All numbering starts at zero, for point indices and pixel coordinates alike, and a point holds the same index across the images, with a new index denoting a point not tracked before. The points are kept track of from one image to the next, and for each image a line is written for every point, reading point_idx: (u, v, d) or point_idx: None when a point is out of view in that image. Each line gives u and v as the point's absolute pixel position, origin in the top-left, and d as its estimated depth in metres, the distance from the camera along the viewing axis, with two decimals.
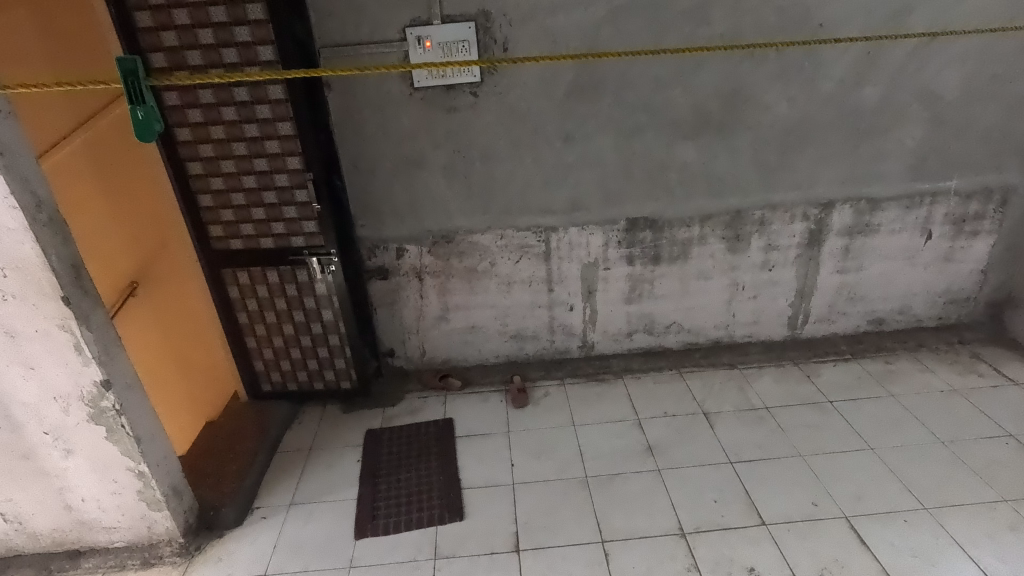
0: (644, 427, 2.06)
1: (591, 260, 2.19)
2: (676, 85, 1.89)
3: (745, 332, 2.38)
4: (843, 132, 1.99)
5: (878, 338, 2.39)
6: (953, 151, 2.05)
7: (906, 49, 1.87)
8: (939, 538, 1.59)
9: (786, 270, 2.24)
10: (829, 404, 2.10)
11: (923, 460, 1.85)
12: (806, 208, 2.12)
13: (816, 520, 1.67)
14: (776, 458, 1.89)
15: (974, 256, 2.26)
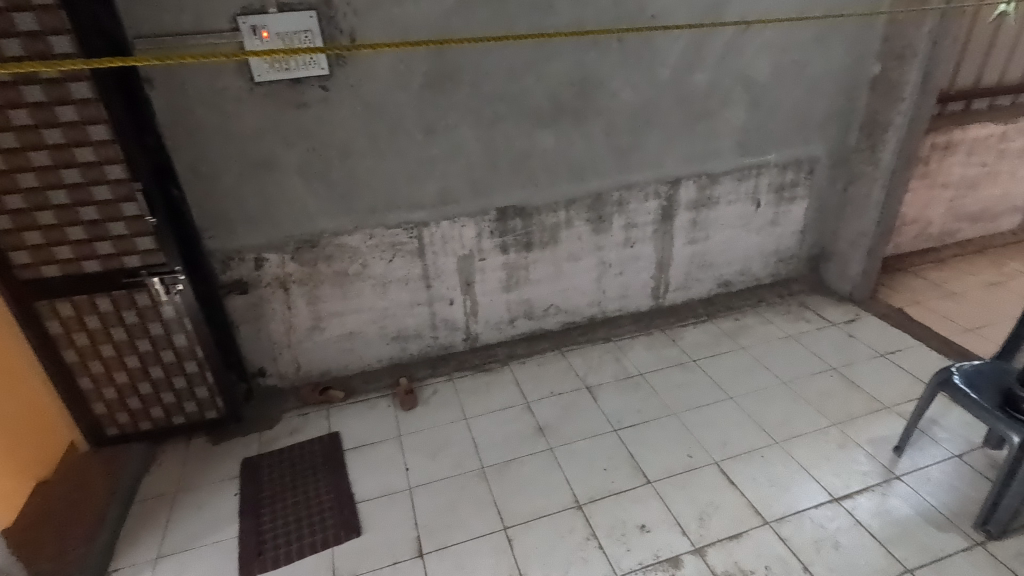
0: (534, 410, 2.12)
1: (466, 252, 2.18)
2: (530, 74, 1.93)
3: (615, 306, 2.53)
4: (681, 115, 2.18)
5: (727, 298, 2.68)
6: (770, 128, 2.34)
7: (726, 38, 2.09)
8: (789, 466, 1.83)
9: (646, 245, 2.42)
10: (692, 363, 2.32)
11: (771, 400, 2.11)
12: (657, 186, 2.29)
13: (692, 470, 1.84)
14: (653, 419, 2.04)
15: (794, 219, 2.61)
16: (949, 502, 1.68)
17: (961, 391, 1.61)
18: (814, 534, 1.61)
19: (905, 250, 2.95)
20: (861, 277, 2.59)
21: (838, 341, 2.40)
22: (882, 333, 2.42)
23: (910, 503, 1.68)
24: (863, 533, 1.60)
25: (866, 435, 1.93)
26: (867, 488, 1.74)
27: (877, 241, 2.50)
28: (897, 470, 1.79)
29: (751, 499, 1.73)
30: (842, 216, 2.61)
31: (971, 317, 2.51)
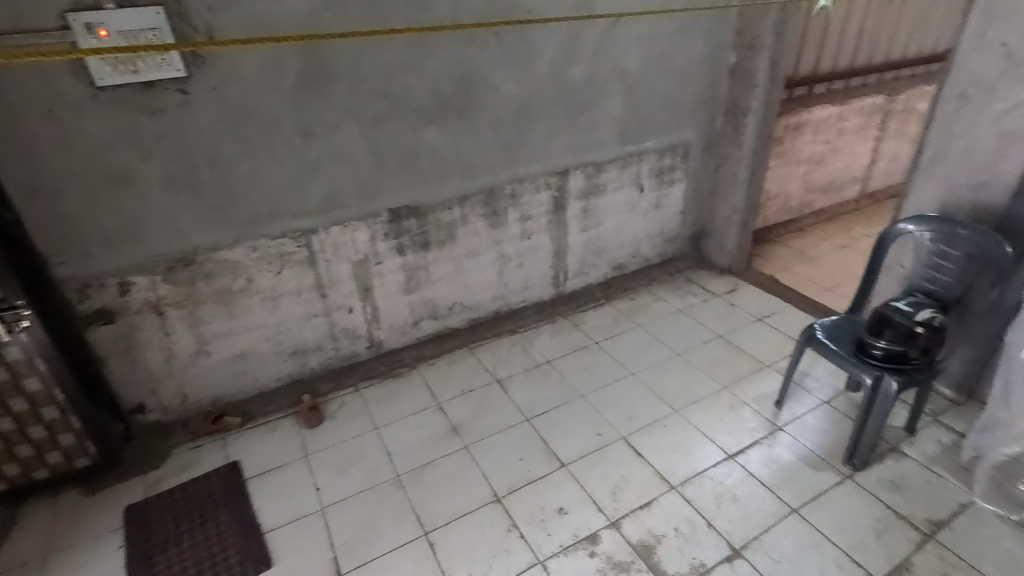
0: (446, 410, 2.10)
1: (361, 257, 2.11)
2: (410, 70, 1.89)
3: (519, 298, 2.57)
4: (563, 106, 2.24)
5: (622, 280, 2.82)
6: (646, 116, 2.47)
7: (599, 31, 2.17)
8: (689, 432, 1.96)
9: (542, 236, 2.47)
10: (595, 345, 2.41)
11: (668, 372, 2.25)
12: (547, 178, 2.35)
13: (603, 448, 1.91)
14: (563, 404, 2.10)
15: (675, 200, 2.78)
16: (822, 444, 1.89)
17: (824, 344, 1.81)
18: (714, 491, 1.74)
19: (771, 223, 3.26)
20: (736, 250, 2.83)
21: (722, 310, 2.60)
22: (758, 299, 2.66)
23: (792, 450, 1.87)
24: (755, 483, 1.76)
25: (751, 393, 2.12)
26: (755, 441, 1.91)
27: (747, 216, 2.74)
28: (779, 421, 1.98)
29: (657, 467, 1.83)
30: (716, 195, 2.83)
31: (828, 278, 2.83)
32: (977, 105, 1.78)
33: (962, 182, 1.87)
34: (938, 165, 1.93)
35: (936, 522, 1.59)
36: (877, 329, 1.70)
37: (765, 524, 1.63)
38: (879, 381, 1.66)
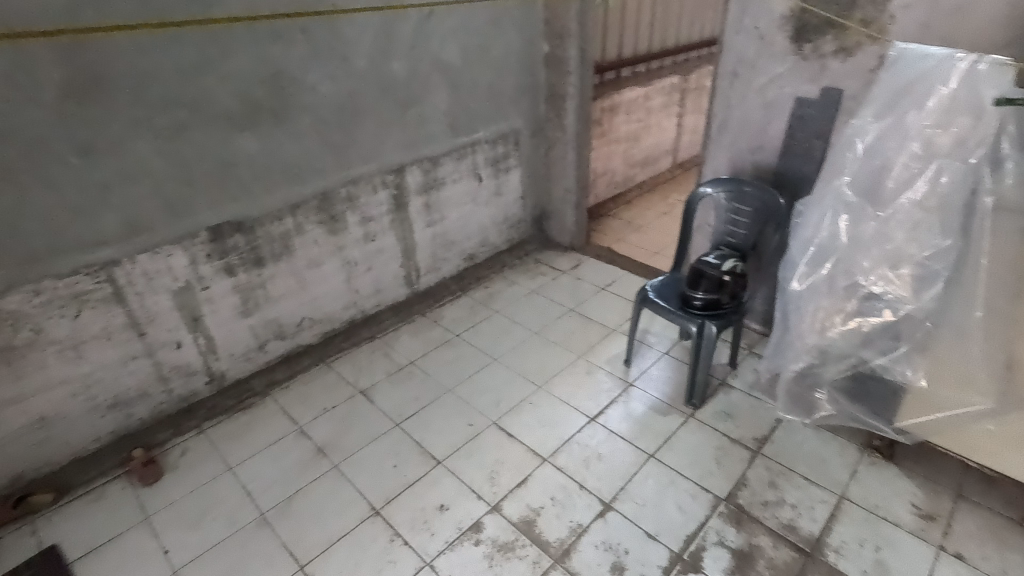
0: (309, 433, 1.97)
1: (182, 284, 1.88)
2: (206, 72, 1.71)
3: (373, 303, 2.49)
4: (388, 102, 2.19)
5: (475, 270, 2.87)
6: (473, 107, 2.52)
7: (412, 24, 2.15)
8: (553, 404, 2.06)
9: (387, 236, 2.41)
10: (457, 338, 2.43)
11: (528, 352, 2.34)
12: (383, 176, 2.29)
13: (476, 437, 1.94)
14: (431, 402, 2.09)
15: (514, 187, 2.88)
16: (667, 391, 2.10)
17: (656, 302, 2.01)
18: (583, 454, 1.85)
19: (602, 198, 3.53)
20: (575, 228, 3.02)
21: (570, 285, 2.77)
22: (600, 270, 2.87)
23: (643, 402, 2.06)
24: (616, 439, 1.90)
25: (604, 357, 2.29)
26: (612, 401, 2.07)
27: (580, 195, 2.94)
28: (630, 379, 2.17)
29: (529, 443, 1.90)
30: (550, 178, 2.98)
31: (655, 242, 3.15)
32: (746, 80, 2.08)
33: (744, 147, 2.18)
34: (724, 134, 2.22)
35: (760, 439, 1.86)
36: (694, 282, 1.92)
37: (629, 473, 1.77)
38: (702, 327, 1.89)
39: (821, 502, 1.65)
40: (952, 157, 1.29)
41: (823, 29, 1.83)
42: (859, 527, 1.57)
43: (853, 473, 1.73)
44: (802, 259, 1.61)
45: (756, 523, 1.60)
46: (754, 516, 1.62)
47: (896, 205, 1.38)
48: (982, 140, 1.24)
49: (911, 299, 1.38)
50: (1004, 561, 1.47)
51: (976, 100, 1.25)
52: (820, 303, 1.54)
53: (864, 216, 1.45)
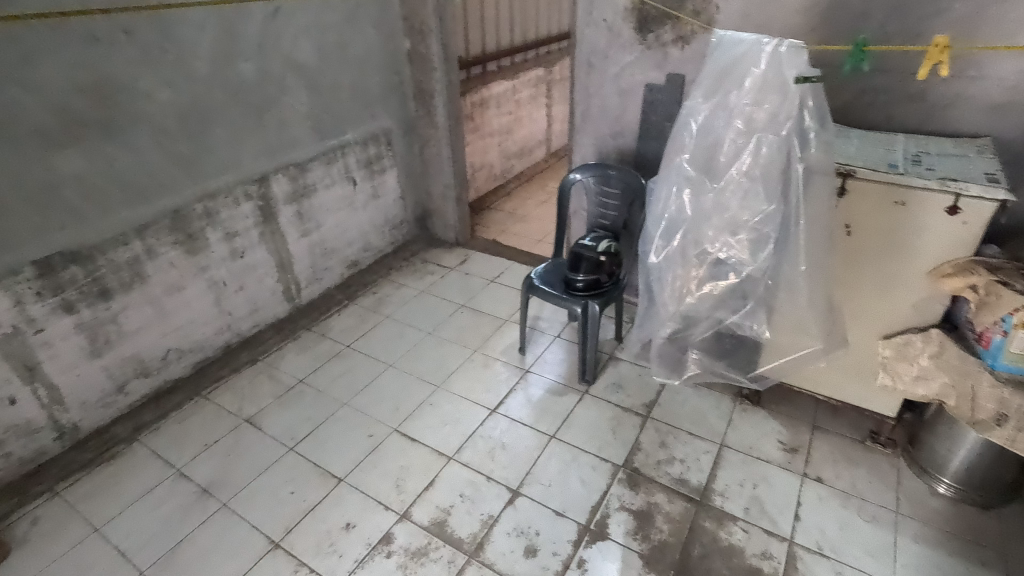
0: (189, 474, 1.80)
1: (7, 331, 1.62)
2: (7, 82, 1.48)
3: (250, 324, 2.32)
4: (240, 107, 2.03)
5: (361, 276, 2.78)
6: (337, 108, 2.41)
7: (258, 22, 2.01)
8: (454, 402, 2.06)
9: (258, 251, 2.25)
10: (348, 349, 2.34)
11: (424, 353, 2.31)
12: (244, 188, 2.13)
13: (377, 447, 1.88)
14: (326, 419, 1.99)
15: (391, 187, 2.82)
16: (561, 373, 2.18)
17: (542, 288, 2.07)
18: (487, 446, 1.87)
19: (484, 192, 3.57)
20: (459, 224, 3.03)
21: (459, 282, 2.77)
22: (487, 263, 2.91)
23: (540, 386, 2.12)
24: (518, 426, 1.94)
25: (499, 348, 2.32)
26: (511, 389, 2.10)
27: (459, 190, 2.95)
28: (526, 365, 2.22)
29: (433, 444, 1.88)
30: (427, 176, 2.95)
31: (538, 230, 3.24)
32: (600, 69, 2.19)
33: (606, 133, 2.31)
34: (587, 122, 2.33)
35: (649, 404, 2.00)
36: (575, 265, 2.00)
37: (533, 457, 1.82)
38: (586, 307, 1.97)
39: (706, 452, 1.81)
40: (769, 130, 1.19)
41: (661, 19, 1.98)
42: (738, 470, 1.74)
43: (729, 422, 1.91)
44: (652, 233, 1.40)
45: (652, 483, 1.72)
46: (649, 477, 1.74)
47: (728, 176, 1.25)
48: (791, 111, 1.17)
49: (752, 261, 1.27)
50: (852, 476, 1.71)
51: (783, 74, 1.16)
52: (673, 275, 1.37)
53: (701, 187, 1.29)
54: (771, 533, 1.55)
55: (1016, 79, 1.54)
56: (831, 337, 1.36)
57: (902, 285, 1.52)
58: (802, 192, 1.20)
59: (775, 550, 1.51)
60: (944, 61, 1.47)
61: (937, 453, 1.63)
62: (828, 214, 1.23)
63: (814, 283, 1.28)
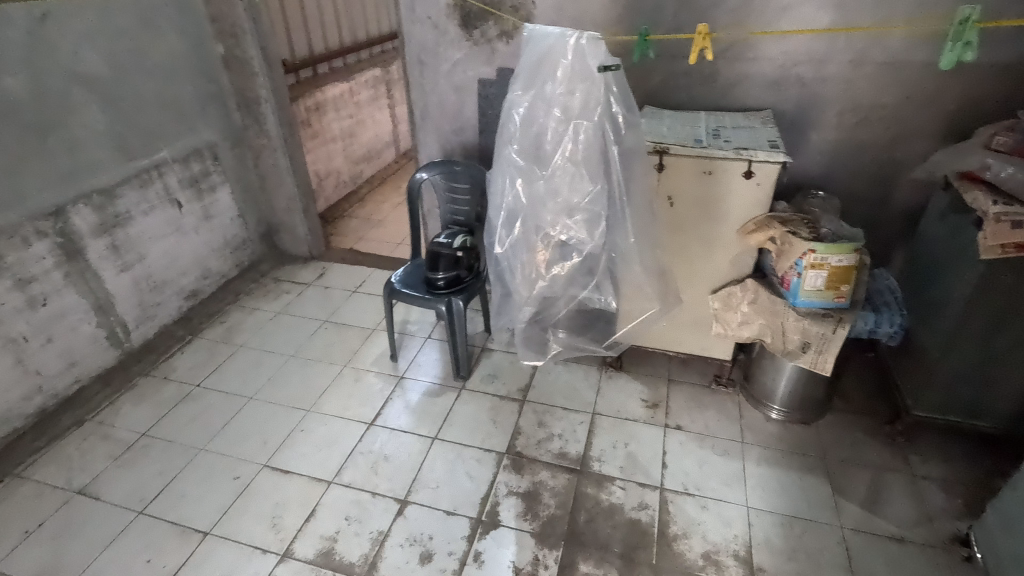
0: (9, 571, 1.51)
1: None
2: None
3: (70, 380, 2.00)
4: (13, 131, 1.72)
5: (203, 307, 2.52)
6: (145, 124, 2.15)
7: (21, 28, 1.70)
8: (328, 423, 1.95)
9: (66, 295, 1.94)
10: (199, 389, 2.11)
11: (287, 378, 2.16)
12: (35, 224, 1.81)
13: (246, 488, 1.73)
14: (181, 470, 1.79)
15: (226, 206, 2.58)
16: (437, 373, 2.17)
17: (404, 291, 2.04)
18: (369, 461, 1.80)
19: (334, 200, 3.42)
20: (310, 236, 2.87)
21: (319, 297, 2.63)
22: (347, 274, 2.79)
23: (416, 390, 2.08)
24: (399, 435, 1.90)
25: (369, 359, 2.24)
26: (387, 399, 2.05)
27: (305, 201, 2.79)
28: (400, 372, 2.17)
29: (310, 472, 1.77)
30: (266, 189, 2.74)
31: (396, 234, 3.18)
32: (432, 67, 2.19)
33: (448, 130, 2.32)
34: (427, 120, 2.32)
35: (524, 389, 2.07)
36: (433, 264, 1.99)
37: (418, 462, 1.79)
38: (450, 304, 1.98)
39: (581, 423, 1.91)
40: (584, 117, 1.27)
41: (484, 16, 2.03)
42: (610, 433, 1.87)
43: (598, 391, 2.04)
44: (495, 224, 1.43)
45: (535, 463, 1.78)
46: (532, 457, 1.80)
47: (555, 163, 1.31)
48: (600, 97, 1.26)
49: (590, 239, 1.35)
50: (705, 418, 1.92)
51: (587, 64, 1.24)
52: (522, 262, 1.41)
53: (533, 176, 1.34)
54: (645, 485, 1.69)
55: (781, 59, 1.81)
56: (665, 298, 1.54)
57: (720, 244, 1.73)
58: (621, 172, 1.34)
59: (649, 499, 1.65)
60: (708, 46, 1.67)
61: (766, 384, 1.89)
62: (647, 190, 1.40)
63: (643, 251, 1.44)
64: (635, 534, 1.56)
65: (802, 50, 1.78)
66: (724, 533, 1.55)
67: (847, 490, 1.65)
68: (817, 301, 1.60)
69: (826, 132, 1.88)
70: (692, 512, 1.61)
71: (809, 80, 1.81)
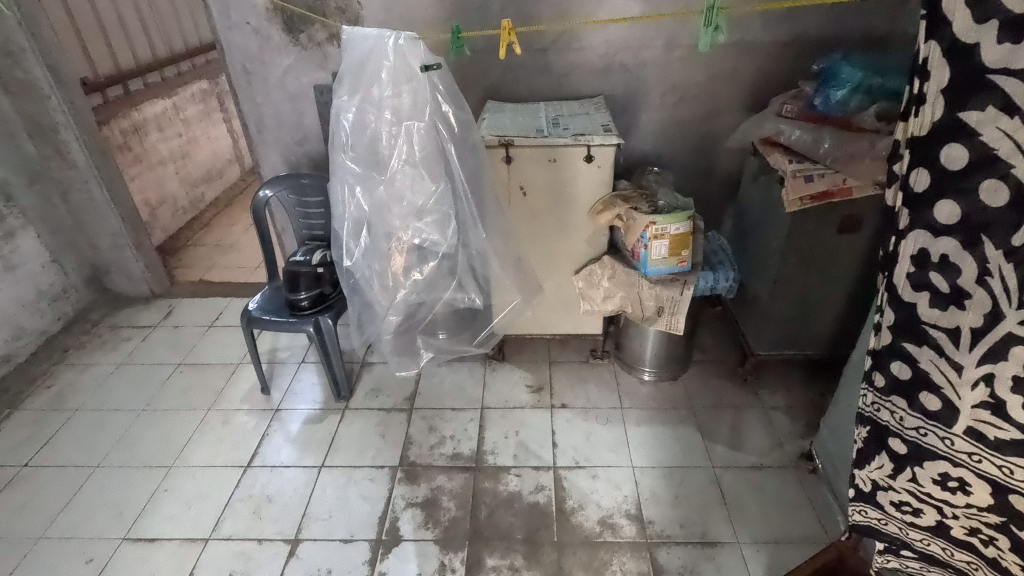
0: None
1: None
2: None
3: None
4: None
5: (20, 373, 2.16)
6: None
7: None
8: (196, 475, 1.76)
9: None
10: (27, 469, 1.80)
11: (140, 435, 1.91)
12: None
13: (104, 570, 1.51)
14: (14, 569, 1.52)
15: (32, 252, 2.26)
16: (316, 397, 2.05)
17: (265, 319, 1.89)
18: (250, 506, 1.66)
19: (173, 229, 3.09)
20: (147, 272, 2.56)
21: (168, 338, 2.36)
22: (199, 308, 2.53)
23: (295, 420, 1.95)
24: (281, 471, 1.77)
25: (237, 397, 2.06)
26: (263, 436, 1.89)
27: (134, 235, 2.48)
28: (276, 403, 2.02)
29: (180, 535, 1.59)
30: (81, 226, 2.40)
31: (252, 257, 2.95)
32: (260, 76, 2.04)
33: (289, 141, 2.18)
34: (264, 133, 2.17)
35: (410, 397, 2.03)
36: (293, 285, 1.87)
37: (305, 496, 1.69)
38: (318, 324, 1.88)
39: (471, 420, 1.92)
40: (415, 118, 1.26)
41: (309, 19, 1.94)
42: (500, 424, 1.90)
43: (484, 385, 2.07)
44: (341, 235, 1.37)
45: (430, 470, 1.75)
46: (426, 464, 1.77)
47: (393, 166, 1.28)
48: (427, 98, 1.27)
49: (443, 238, 1.36)
50: (586, 392, 2.02)
51: (408, 65, 1.23)
52: (377, 272, 1.37)
53: (373, 182, 1.30)
54: (539, 467, 1.74)
55: (604, 47, 1.93)
56: (525, 288, 1.62)
57: (573, 227, 1.82)
58: (462, 171, 1.37)
59: (545, 480, 1.70)
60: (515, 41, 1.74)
61: (635, 350, 2.03)
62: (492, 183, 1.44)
63: (497, 244, 1.51)
64: (535, 517, 1.60)
65: (622, 38, 1.91)
66: (616, 497, 1.64)
67: (713, 434, 1.83)
68: (664, 268, 1.74)
69: (654, 112, 2.04)
70: (585, 483, 1.69)
71: (631, 66, 1.96)
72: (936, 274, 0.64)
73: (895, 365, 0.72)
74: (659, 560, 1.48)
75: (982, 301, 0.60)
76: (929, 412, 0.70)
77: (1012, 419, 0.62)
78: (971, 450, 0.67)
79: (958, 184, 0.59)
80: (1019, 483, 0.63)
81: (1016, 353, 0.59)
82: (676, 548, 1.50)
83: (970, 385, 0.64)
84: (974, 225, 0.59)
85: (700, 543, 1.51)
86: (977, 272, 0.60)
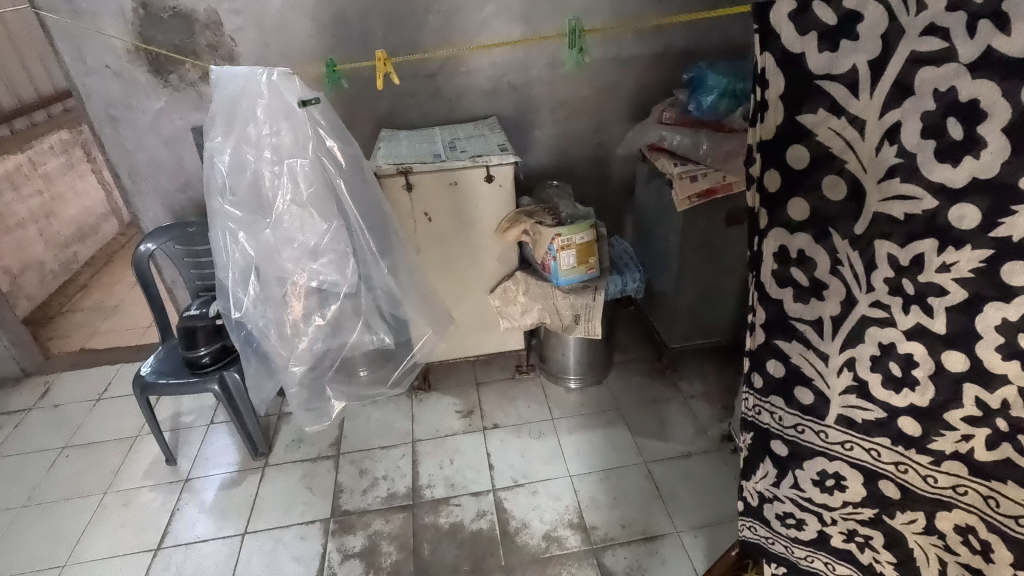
0: None
1: None
2: None
3: None
4: None
5: None
6: None
7: None
8: (98, 570, 1.56)
9: None
10: None
11: (22, 537, 1.67)
12: None
13: None
14: None
15: None
16: (229, 459, 1.89)
17: (162, 383, 1.72)
18: None
19: (41, 298, 2.76)
20: (13, 349, 2.26)
21: (46, 421, 2.09)
22: (79, 382, 2.26)
23: (210, 487, 1.79)
24: (198, 547, 1.61)
25: (138, 474, 1.86)
26: (172, 513, 1.72)
27: None
28: (185, 473, 1.85)
29: None
30: None
31: (141, 317, 2.70)
32: (129, 122, 1.89)
33: (170, 189, 2.03)
34: (140, 182, 2.00)
35: (335, 442, 1.93)
36: (189, 342, 1.71)
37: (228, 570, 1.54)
38: (224, 380, 1.75)
39: (403, 456, 1.85)
40: (297, 154, 1.22)
41: (176, 59, 1.82)
42: (434, 454, 1.85)
43: (413, 417, 2.01)
44: (227, 282, 1.29)
45: (365, 516, 1.67)
46: (360, 511, 1.68)
47: (279, 207, 1.22)
48: (308, 132, 1.23)
49: (342, 278, 1.31)
50: (516, 409, 2.01)
51: (285, 101, 1.19)
52: (273, 320, 1.29)
53: (258, 226, 1.23)
54: (478, 493, 1.71)
55: (490, 69, 1.97)
56: (434, 320, 1.62)
57: (480, 248, 1.82)
58: (354, 205, 1.35)
59: (485, 505, 1.67)
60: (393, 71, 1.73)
61: (559, 360, 2.05)
62: (384, 216, 1.45)
63: (401, 278, 1.50)
64: (480, 544, 1.57)
65: (507, 59, 1.96)
66: (557, 509, 1.64)
67: (639, 431, 1.89)
68: (575, 277, 1.79)
69: (546, 127, 2.11)
70: (525, 501, 1.68)
71: (519, 85, 2.02)
72: (797, 269, 0.63)
73: (772, 362, 0.71)
74: (607, 563, 1.49)
75: (838, 290, 0.60)
76: (804, 407, 0.70)
77: (875, 399, 0.62)
78: (843, 439, 0.67)
79: (803, 182, 0.60)
80: (886, 465, 0.65)
81: (870, 333, 0.59)
82: (622, 549, 1.53)
83: (836, 372, 0.64)
84: (821, 219, 0.59)
85: (643, 539, 1.55)
86: (830, 263, 0.60)
